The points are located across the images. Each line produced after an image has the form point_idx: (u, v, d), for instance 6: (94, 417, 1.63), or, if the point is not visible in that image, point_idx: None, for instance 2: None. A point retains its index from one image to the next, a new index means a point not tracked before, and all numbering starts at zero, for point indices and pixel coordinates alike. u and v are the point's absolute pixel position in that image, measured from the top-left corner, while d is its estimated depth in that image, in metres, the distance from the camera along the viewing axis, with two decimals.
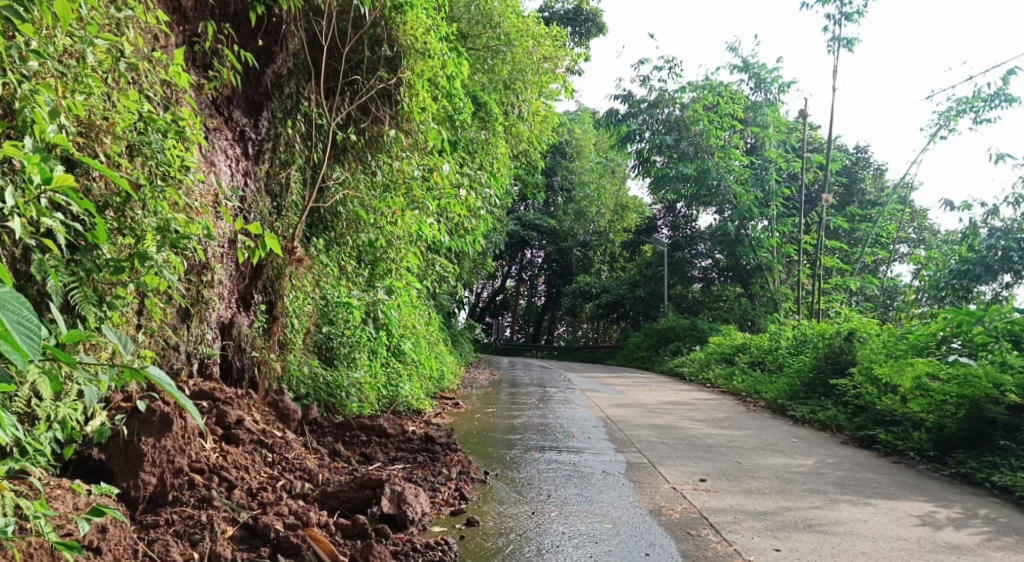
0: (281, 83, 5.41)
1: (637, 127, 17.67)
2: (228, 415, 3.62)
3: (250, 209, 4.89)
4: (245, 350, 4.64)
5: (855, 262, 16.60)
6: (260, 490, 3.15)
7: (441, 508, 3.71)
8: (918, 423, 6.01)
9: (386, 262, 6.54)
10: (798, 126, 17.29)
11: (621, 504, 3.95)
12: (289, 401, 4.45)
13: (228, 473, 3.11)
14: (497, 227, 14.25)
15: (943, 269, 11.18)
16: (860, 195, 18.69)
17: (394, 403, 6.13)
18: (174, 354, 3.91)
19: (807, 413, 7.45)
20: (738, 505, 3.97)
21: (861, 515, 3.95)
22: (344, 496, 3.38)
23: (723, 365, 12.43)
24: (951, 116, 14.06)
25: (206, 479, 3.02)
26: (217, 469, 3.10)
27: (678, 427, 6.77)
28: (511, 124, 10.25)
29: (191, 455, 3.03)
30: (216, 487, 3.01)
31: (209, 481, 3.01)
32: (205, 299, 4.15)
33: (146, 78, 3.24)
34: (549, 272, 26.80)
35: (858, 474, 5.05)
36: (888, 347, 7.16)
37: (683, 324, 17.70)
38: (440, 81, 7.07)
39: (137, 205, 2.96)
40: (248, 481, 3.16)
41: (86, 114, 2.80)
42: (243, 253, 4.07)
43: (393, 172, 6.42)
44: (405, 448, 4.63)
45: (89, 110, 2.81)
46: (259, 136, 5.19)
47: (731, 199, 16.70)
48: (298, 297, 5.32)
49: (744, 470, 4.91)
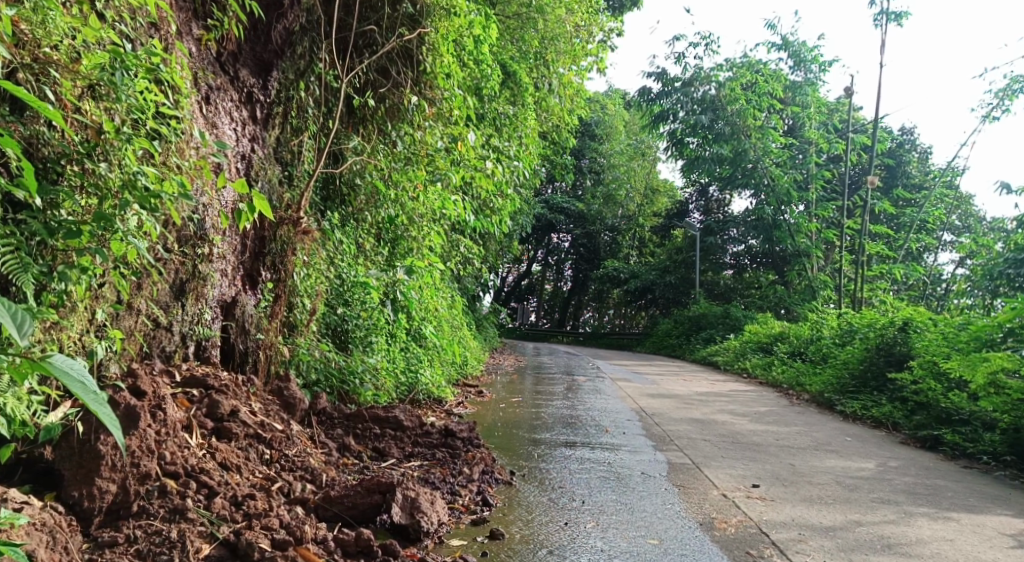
0: (293, 40, 4.91)
1: (670, 106, 16.98)
2: (221, 406, 3.18)
3: (257, 177, 4.44)
4: (249, 332, 4.22)
5: (900, 248, 15.83)
6: (247, 498, 2.73)
7: (461, 516, 3.27)
8: (990, 424, 5.47)
9: (407, 241, 6.12)
10: (839, 106, 16.51)
11: (666, 514, 3.46)
12: (295, 388, 4.04)
13: (209, 477, 2.71)
14: (524, 208, 13.77)
15: (997, 258, 10.51)
16: (905, 179, 17.83)
17: (414, 391, 5.72)
18: (166, 336, 3.51)
19: (858, 409, 6.89)
20: (801, 519, 3.46)
21: (947, 534, 3.41)
22: (349, 502, 2.95)
23: (760, 355, 11.82)
24: (1004, 96, 13.30)
25: (182, 484, 2.62)
26: (196, 472, 2.69)
27: (720, 422, 6.24)
28: (542, 98, 9.67)
29: (163, 455, 2.65)
30: (193, 496, 2.60)
31: (185, 487, 2.61)
32: (200, 274, 3.73)
33: (111, 4, 2.92)
34: (576, 257, 26.31)
35: (927, 481, 4.50)
36: (948, 340, 6.65)
37: (716, 311, 17.08)
38: (467, 43, 6.50)
39: (102, 157, 2.68)
40: (235, 487, 2.75)
41: (36, 47, 2.53)
42: (233, 218, 3.46)
43: (415, 143, 6.01)
44: (422, 443, 4.18)
45: (18, 38, 2.48)
46: (269, 99, 4.74)
47: (768, 182, 16.04)
48: (311, 276, 4.88)
49: (800, 475, 4.38)
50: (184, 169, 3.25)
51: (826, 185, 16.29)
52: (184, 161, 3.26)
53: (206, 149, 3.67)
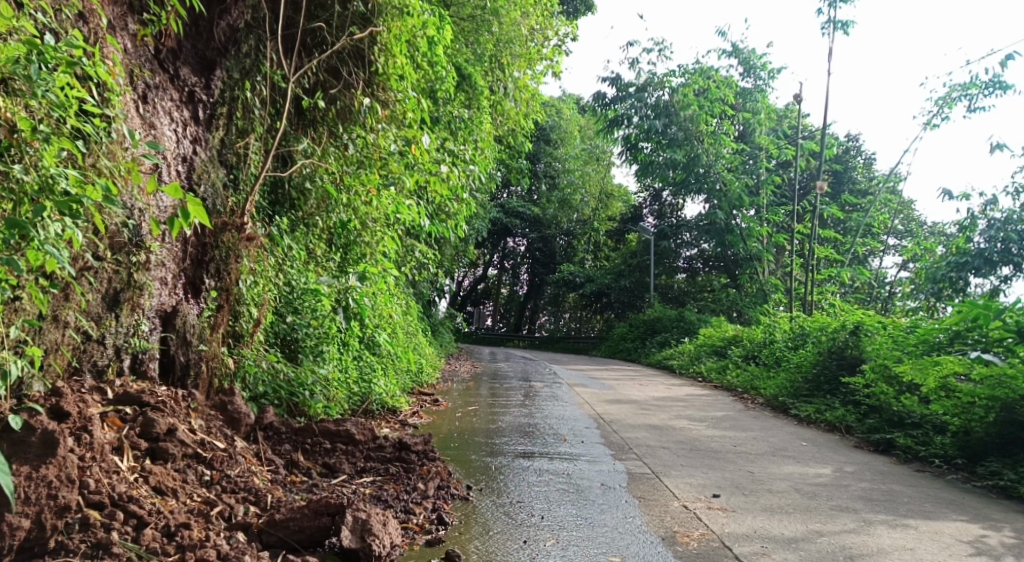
0: (237, 38, 4.72)
1: (624, 111, 16.96)
2: (156, 425, 2.97)
3: (199, 181, 4.25)
4: (192, 343, 3.98)
5: (847, 252, 16.17)
6: (181, 527, 2.55)
7: (415, 537, 3.13)
8: (940, 427, 5.56)
9: (358, 247, 5.82)
10: (787, 112, 16.81)
11: (626, 528, 3.38)
12: (239, 402, 3.85)
13: (138, 507, 2.53)
14: (479, 213, 13.64)
15: (939, 261, 10.81)
16: (851, 184, 18.26)
17: (367, 401, 5.54)
18: (98, 349, 3.32)
19: (812, 413, 6.94)
20: (763, 530, 3.42)
21: (907, 543, 3.40)
22: (295, 526, 2.79)
23: (714, 358, 11.90)
24: (945, 104, 13.67)
25: (107, 516, 2.44)
26: (123, 501, 2.51)
27: (677, 428, 6.20)
28: (498, 101, 9.57)
29: (86, 484, 2.47)
30: (120, 528, 2.43)
31: (111, 519, 2.44)
32: (136, 284, 3.54)
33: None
34: (531, 261, 26.28)
35: (883, 486, 4.51)
36: (898, 344, 6.76)
37: (670, 315, 17.17)
38: (420, 44, 6.33)
39: (15, 157, 2.51)
40: (168, 515, 2.57)
41: None
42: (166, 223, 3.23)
43: (367, 147, 5.80)
44: (375, 458, 4.01)
45: None
46: (213, 99, 4.52)
47: (720, 187, 16.20)
48: (258, 284, 4.70)
49: (759, 483, 4.34)
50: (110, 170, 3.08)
51: (777, 190, 16.60)
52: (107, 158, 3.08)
53: (137, 150, 3.48)
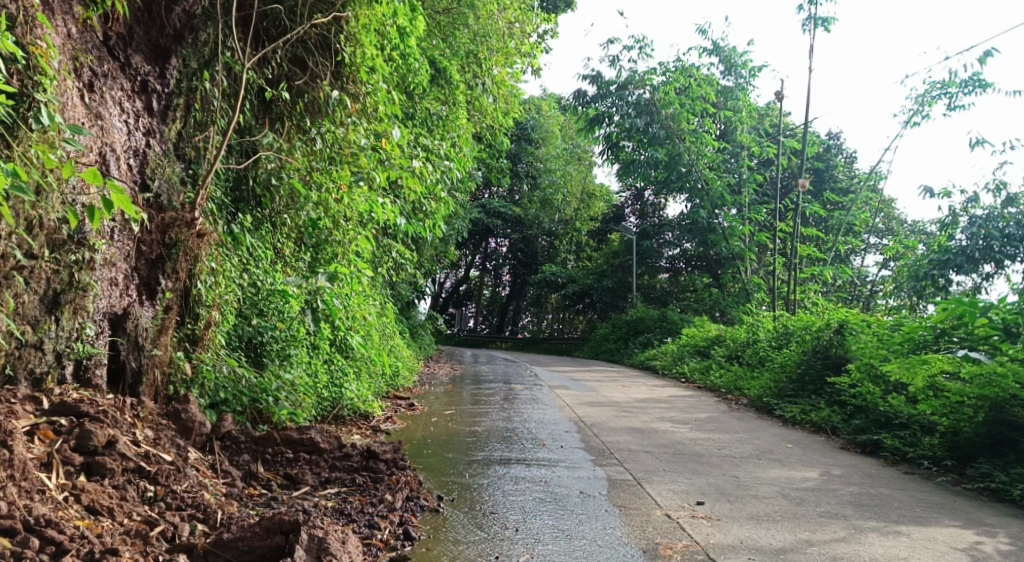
0: (194, 25, 4.46)
1: (605, 110, 16.79)
2: (92, 437, 2.77)
3: (154, 175, 4.00)
4: (143, 348, 3.73)
5: (829, 250, 16.11)
6: (108, 553, 2.35)
7: (378, 554, 2.92)
8: (928, 428, 5.41)
9: (331, 246, 5.68)
10: (769, 110, 16.72)
11: (605, 541, 3.18)
12: (195, 410, 3.60)
13: (58, 530, 2.33)
14: (458, 213, 13.39)
15: (921, 259, 10.73)
16: (833, 182, 18.23)
17: (337, 407, 5.32)
18: (37, 354, 3.10)
19: (798, 414, 6.77)
20: (750, 541, 3.23)
21: (900, 552, 3.23)
22: (245, 546, 2.56)
23: (698, 359, 11.75)
24: (924, 102, 13.62)
25: (20, 542, 2.26)
26: (40, 526, 2.32)
27: (660, 431, 6.00)
28: (476, 98, 9.31)
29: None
30: (33, 556, 2.24)
31: (26, 545, 2.26)
32: (79, 284, 3.30)
33: None
34: (513, 262, 26.02)
35: (872, 490, 4.34)
36: (883, 343, 6.61)
37: (653, 315, 17.01)
38: (390, 32, 6.06)
39: None
40: (94, 540, 2.37)
41: None
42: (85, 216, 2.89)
43: (337, 142, 5.59)
44: (340, 467, 3.77)
45: None
46: (168, 89, 4.27)
47: (702, 185, 16.08)
48: (219, 284, 4.42)
49: (744, 489, 4.16)
50: (25, 156, 2.91)
51: (758, 189, 16.51)
52: (22, 144, 2.91)
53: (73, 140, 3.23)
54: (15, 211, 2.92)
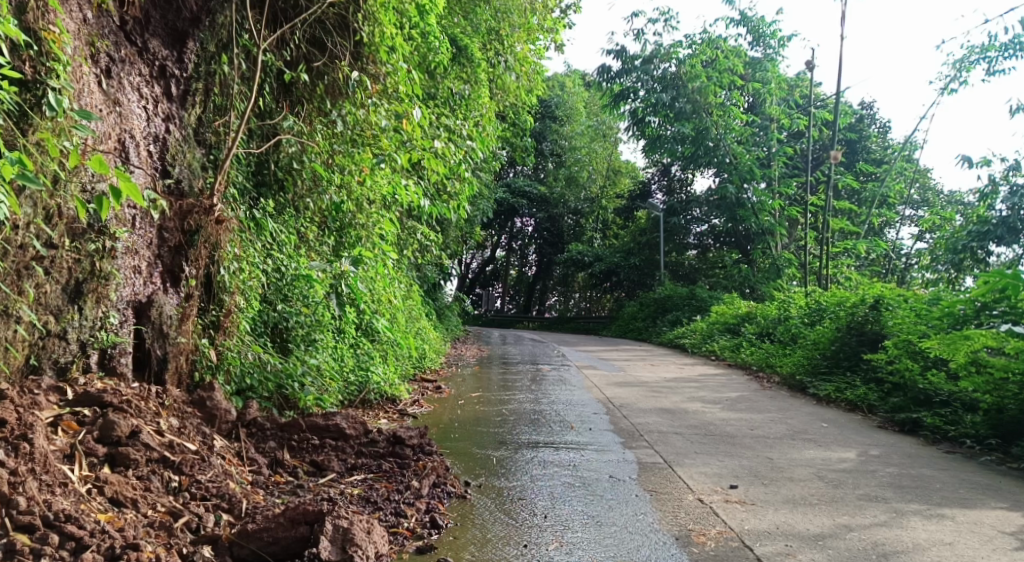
0: (211, 9, 4.33)
1: (630, 85, 16.53)
2: (116, 427, 2.76)
3: (174, 162, 3.97)
4: (168, 336, 3.71)
5: (862, 223, 15.74)
6: (129, 549, 2.32)
7: (405, 543, 2.88)
8: (970, 404, 5.25)
9: (355, 228, 5.70)
10: (799, 82, 16.30)
11: (636, 527, 3.10)
12: (220, 397, 3.58)
13: (78, 526, 2.31)
14: (483, 193, 13.27)
15: (958, 231, 10.43)
16: (865, 154, 17.81)
17: (364, 390, 5.27)
18: (60, 343, 3.09)
19: (832, 392, 6.62)
20: (786, 526, 3.13)
21: (944, 536, 3.11)
22: (268, 537, 2.53)
23: (727, 337, 11.58)
24: (963, 68, 13.18)
25: (39, 539, 2.24)
26: (59, 521, 2.30)
27: (690, 411, 5.89)
28: (498, 76, 9.16)
29: (17, 504, 2.28)
30: (52, 553, 2.21)
31: (44, 541, 2.23)
32: (101, 273, 3.27)
33: None
34: (539, 242, 25.73)
35: (913, 471, 4.20)
36: (921, 318, 6.41)
37: (681, 293, 16.80)
38: (408, 11, 5.95)
39: None
40: (115, 535, 2.34)
41: None
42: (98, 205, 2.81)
43: (358, 123, 5.51)
44: (366, 453, 3.73)
45: None
46: (186, 74, 4.22)
47: (731, 160, 15.76)
48: (243, 270, 4.38)
49: (779, 471, 4.05)
50: (36, 145, 2.88)
51: (788, 162, 16.18)
52: (34, 133, 2.88)
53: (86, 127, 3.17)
54: (30, 201, 2.89)
